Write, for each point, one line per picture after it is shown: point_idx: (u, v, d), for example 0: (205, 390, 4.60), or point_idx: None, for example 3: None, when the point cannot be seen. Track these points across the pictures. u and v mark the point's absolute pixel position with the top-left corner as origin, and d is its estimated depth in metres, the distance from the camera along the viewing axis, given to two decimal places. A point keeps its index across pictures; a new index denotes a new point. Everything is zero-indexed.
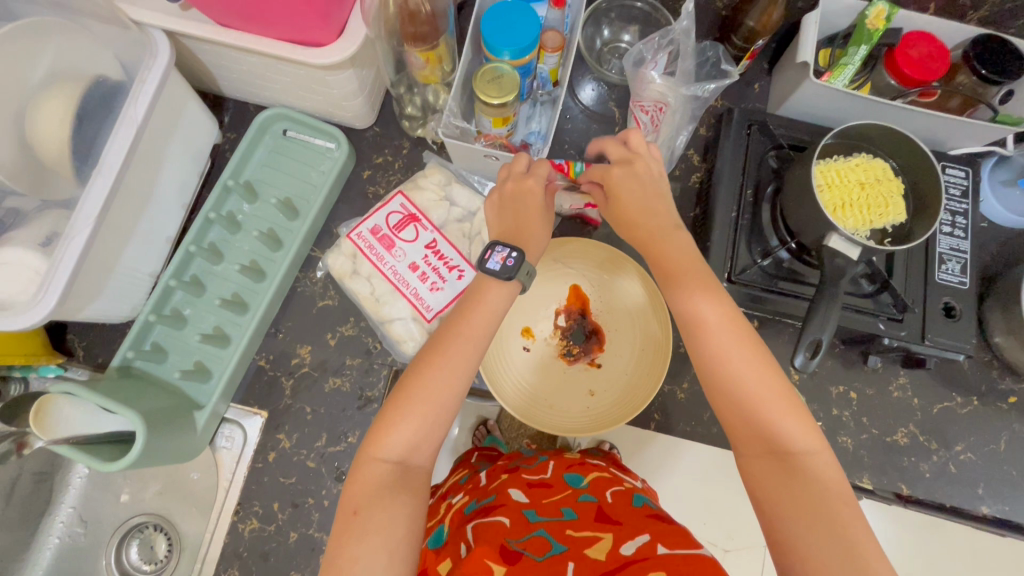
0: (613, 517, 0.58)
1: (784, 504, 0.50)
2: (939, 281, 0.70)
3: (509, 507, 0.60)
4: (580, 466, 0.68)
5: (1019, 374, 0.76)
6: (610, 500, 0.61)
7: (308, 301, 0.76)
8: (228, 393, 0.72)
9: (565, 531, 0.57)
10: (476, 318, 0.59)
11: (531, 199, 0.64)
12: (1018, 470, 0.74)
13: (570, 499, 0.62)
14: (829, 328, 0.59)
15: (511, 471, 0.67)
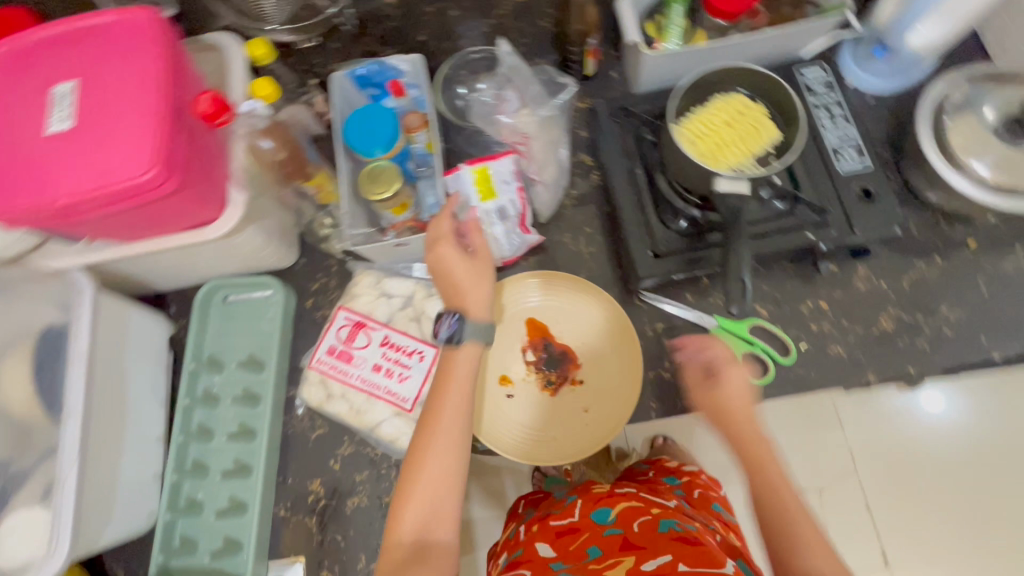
0: (635, 543, 0.56)
1: None
2: (844, 172, 0.72)
3: (535, 562, 0.60)
4: (608, 498, 0.66)
5: (965, 218, 0.78)
6: (637, 529, 0.59)
7: (303, 438, 0.80)
8: (262, 553, 0.75)
9: (587, 568, 0.56)
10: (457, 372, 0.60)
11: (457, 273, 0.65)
12: (1009, 307, 0.74)
13: (597, 537, 0.60)
14: (744, 265, 0.64)
15: (542, 523, 0.67)
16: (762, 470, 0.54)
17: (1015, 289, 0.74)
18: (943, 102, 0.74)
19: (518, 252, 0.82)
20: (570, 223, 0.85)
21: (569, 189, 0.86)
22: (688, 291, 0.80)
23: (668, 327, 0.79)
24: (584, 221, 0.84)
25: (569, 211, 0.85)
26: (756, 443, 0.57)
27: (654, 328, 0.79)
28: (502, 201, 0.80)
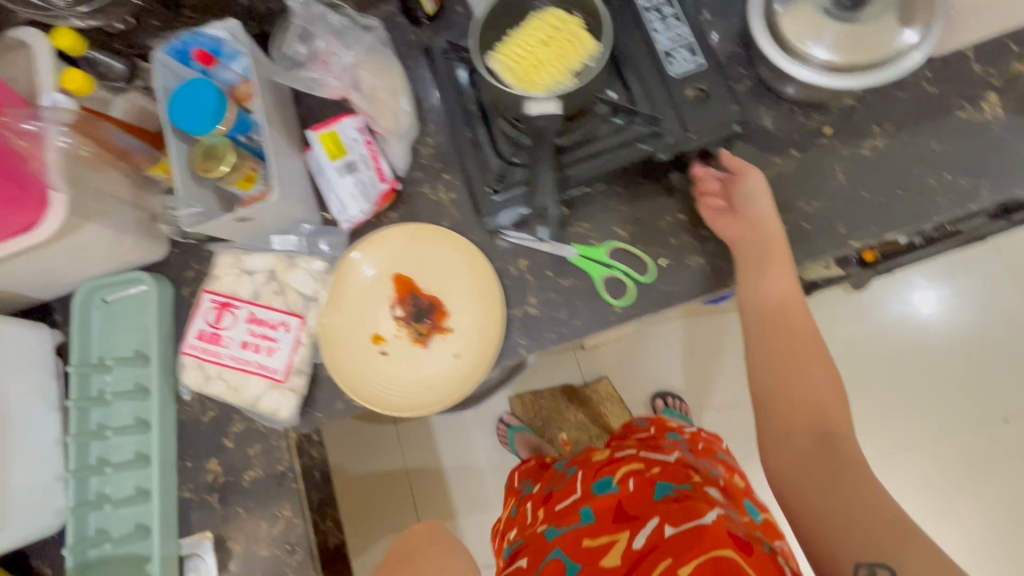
0: (631, 513, 0.74)
1: (818, 474, 0.60)
2: (675, 75, 0.69)
3: (532, 545, 0.78)
4: (608, 468, 0.83)
5: (820, 105, 0.75)
6: (630, 490, 0.77)
7: (196, 423, 0.82)
8: (169, 534, 0.78)
9: (580, 543, 0.73)
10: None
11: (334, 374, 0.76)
12: (869, 190, 0.71)
13: (588, 500, 0.78)
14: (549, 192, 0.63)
15: (547, 501, 0.84)
16: (797, 359, 0.67)
17: (875, 171, 0.72)
18: None
19: (375, 204, 0.81)
20: (428, 172, 0.83)
21: (424, 138, 0.84)
22: None
23: (532, 263, 0.77)
24: (442, 168, 0.83)
25: (426, 161, 0.83)
26: (779, 348, 0.68)
27: (517, 265, 0.78)
28: (352, 157, 0.80)
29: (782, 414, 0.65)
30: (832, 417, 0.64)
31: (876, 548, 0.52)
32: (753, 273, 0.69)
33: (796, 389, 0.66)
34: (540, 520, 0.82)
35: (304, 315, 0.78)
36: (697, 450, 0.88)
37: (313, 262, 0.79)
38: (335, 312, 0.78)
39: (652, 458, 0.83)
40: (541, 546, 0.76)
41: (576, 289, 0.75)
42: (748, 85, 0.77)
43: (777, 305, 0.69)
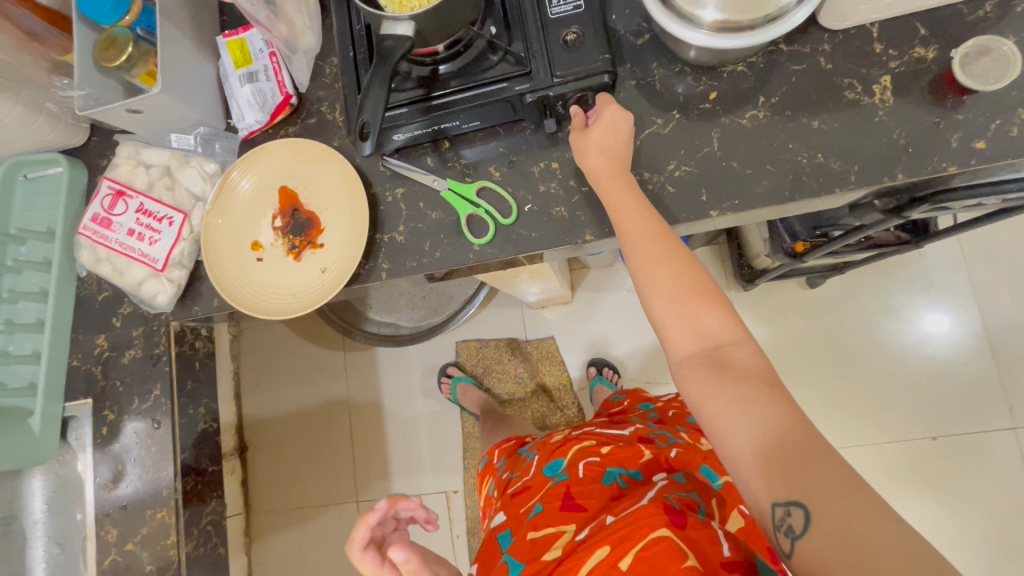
0: (578, 502, 0.75)
1: (727, 407, 0.54)
2: (554, 16, 0.68)
3: (492, 540, 0.79)
4: (561, 449, 0.86)
5: (712, 68, 0.73)
6: (580, 477, 0.79)
7: (91, 300, 0.88)
8: (55, 394, 0.86)
9: (529, 536, 0.73)
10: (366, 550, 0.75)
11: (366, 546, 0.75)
12: (739, 161, 0.71)
13: (542, 495, 0.79)
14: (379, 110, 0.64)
15: (508, 490, 0.87)
16: (670, 290, 0.60)
17: (748, 142, 0.71)
18: None
19: (271, 115, 0.83)
20: (329, 91, 0.84)
21: (330, 57, 0.85)
22: (431, 156, 0.80)
23: (407, 192, 0.79)
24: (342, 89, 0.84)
25: (329, 80, 0.85)
26: (658, 277, 0.61)
27: (394, 193, 0.80)
28: (255, 68, 0.82)
29: (673, 349, 0.59)
30: (720, 340, 0.57)
31: (790, 484, 0.47)
32: (625, 205, 0.65)
33: (686, 318, 0.59)
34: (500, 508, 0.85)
35: (188, 213, 0.82)
36: (664, 418, 0.92)
37: (206, 163, 0.83)
38: (220, 215, 0.82)
39: (604, 438, 0.86)
40: (498, 551, 0.76)
41: (443, 223, 0.78)
42: (648, 38, 0.75)
43: (655, 237, 0.62)
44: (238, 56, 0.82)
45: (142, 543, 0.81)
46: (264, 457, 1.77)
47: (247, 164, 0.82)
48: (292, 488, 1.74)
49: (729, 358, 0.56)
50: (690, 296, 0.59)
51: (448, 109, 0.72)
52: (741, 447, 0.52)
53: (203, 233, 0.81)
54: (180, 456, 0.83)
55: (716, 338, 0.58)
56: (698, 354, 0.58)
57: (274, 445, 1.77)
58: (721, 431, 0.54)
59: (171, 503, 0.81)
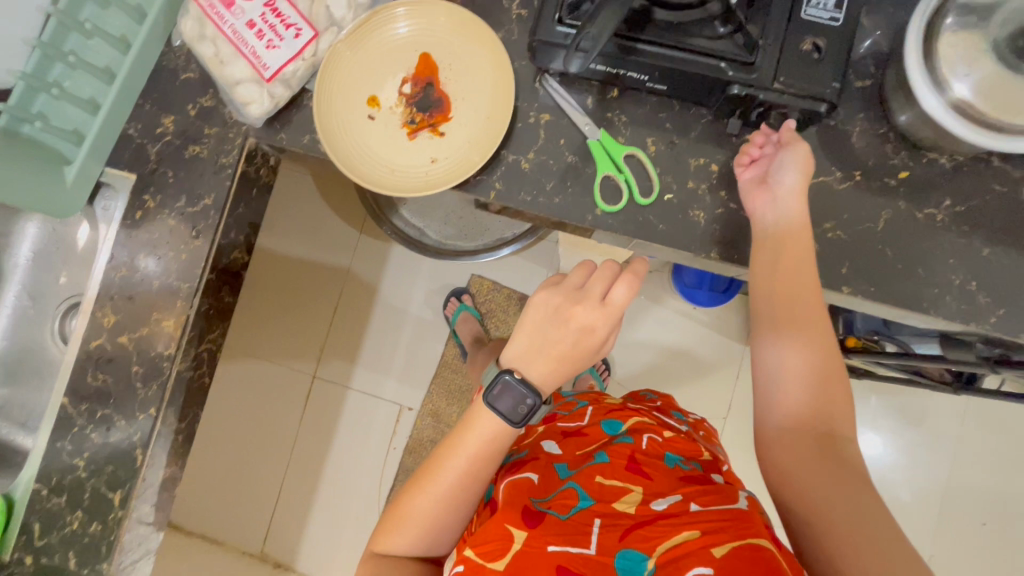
0: (644, 470, 0.73)
1: (823, 480, 0.54)
2: (804, 17, 0.61)
3: (541, 465, 0.79)
4: (621, 414, 0.88)
5: (914, 147, 0.67)
6: (643, 447, 0.78)
7: (172, 75, 0.79)
8: (99, 155, 0.78)
9: (594, 481, 0.73)
10: (576, 327, 0.69)
11: (581, 329, 0.69)
12: (894, 251, 0.67)
13: (605, 447, 0.79)
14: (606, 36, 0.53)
15: (556, 426, 0.90)
16: (811, 355, 0.59)
17: (913, 237, 0.67)
18: None
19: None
20: None
21: None
22: (592, 96, 0.73)
23: (552, 122, 0.73)
24: None
25: None
26: (809, 334, 0.60)
27: (538, 116, 0.73)
28: None
29: (782, 410, 0.59)
30: (832, 423, 0.58)
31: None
32: (784, 240, 0.61)
33: (811, 388, 0.58)
34: (552, 440, 0.86)
35: (319, 34, 0.73)
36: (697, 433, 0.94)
37: None
38: (351, 51, 0.74)
39: (664, 425, 0.87)
40: (553, 478, 0.76)
41: (575, 171, 0.72)
42: (868, 86, 0.69)
43: (805, 290, 0.60)
44: None
45: (138, 341, 0.76)
46: (281, 291, 1.71)
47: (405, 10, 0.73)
48: (292, 335, 1.70)
49: (838, 444, 0.57)
50: (824, 371, 0.59)
51: (646, 61, 0.64)
52: (835, 516, 0.51)
53: (326, 63, 0.72)
54: (207, 276, 0.77)
55: (832, 423, 0.58)
56: (805, 428, 0.58)
57: (294, 285, 1.72)
58: (806, 494, 0.54)
59: (182, 317, 0.76)
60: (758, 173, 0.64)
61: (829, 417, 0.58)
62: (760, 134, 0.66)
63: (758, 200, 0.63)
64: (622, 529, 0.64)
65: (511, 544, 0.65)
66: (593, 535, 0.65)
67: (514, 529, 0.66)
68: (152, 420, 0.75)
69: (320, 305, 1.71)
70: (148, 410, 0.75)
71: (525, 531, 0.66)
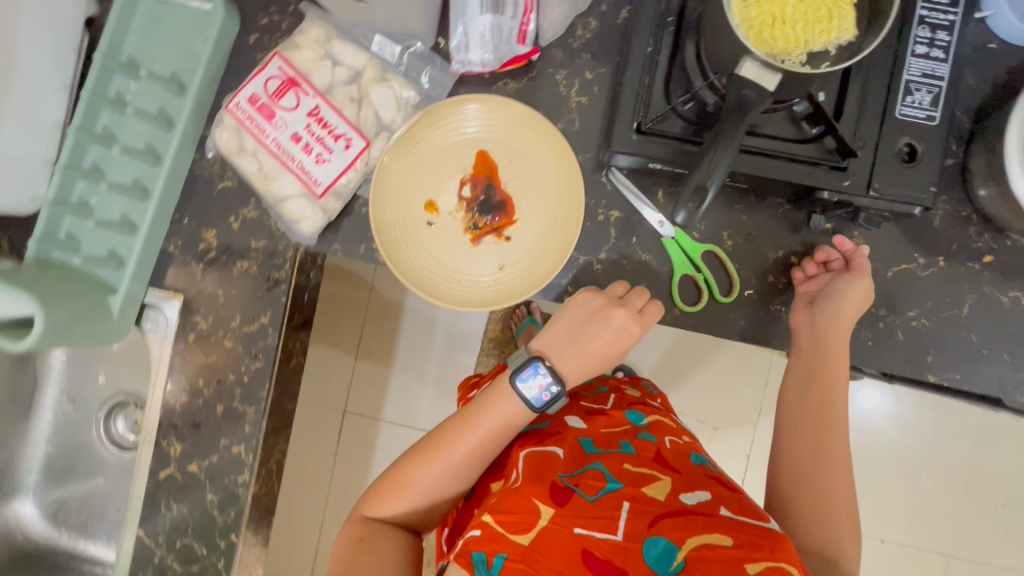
0: (672, 464, 0.65)
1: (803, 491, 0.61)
2: (899, 117, 0.58)
3: (565, 439, 0.69)
4: (642, 407, 0.77)
5: (1000, 229, 0.66)
6: (668, 445, 0.69)
7: (208, 185, 0.74)
8: (141, 278, 0.73)
9: (622, 467, 0.64)
10: (609, 334, 0.65)
11: (615, 335, 0.65)
12: (979, 336, 0.66)
13: (628, 436, 0.69)
14: (718, 172, 0.51)
15: (574, 402, 0.79)
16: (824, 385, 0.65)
17: (998, 322, 0.66)
18: None
19: (502, 63, 0.69)
20: (572, 59, 0.70)
21: (589, 17, 0.70)
22: (662, 188, 0.69)
23: (622, 219, 0.70)
24: (589, 64, 0.70)
25: (576, 46, 0.70)
26: (823, 356, 0.65)
27: (607, 214, 0.70)
28: None
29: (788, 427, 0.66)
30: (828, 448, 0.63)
31: None
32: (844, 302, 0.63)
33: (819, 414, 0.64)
34: (576, 416, 0.75)
35: (370, 142, 0.68)
36: None
37: (406, 89, 0.68)
38: (409, 155, 0.69)
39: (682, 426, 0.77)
40: (574, 451, 0.67)
41: (649, 269, 0.69)
42: (950, 164, 0.67)
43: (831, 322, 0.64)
44: None
45: (209, 469, 0.74)
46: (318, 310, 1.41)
47: (460, 106, 0.68)
48: None
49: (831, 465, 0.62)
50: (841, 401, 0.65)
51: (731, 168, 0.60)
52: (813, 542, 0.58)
53: (380, 173, 0.67)
54: (271, 395, 0.75)
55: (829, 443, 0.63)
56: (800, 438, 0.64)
57: (334, 308, 1.41)
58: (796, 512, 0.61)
59: (251, 441, 0.74)
60: (813, 291, 0.66)
61: (826, 429, 0.64)
62: (823, 250, 0.66)
63: (801, 319, 0.66)
64: (652, 514, 0.57)
65: (537, 519, 0.58)
66: (621, 519, 0.57)
67: (541, 504, 0.59)
68: (234, 546, 0.74)
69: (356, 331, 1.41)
70: (229, 537, 0.74)
71: (551, 507, 0.58)
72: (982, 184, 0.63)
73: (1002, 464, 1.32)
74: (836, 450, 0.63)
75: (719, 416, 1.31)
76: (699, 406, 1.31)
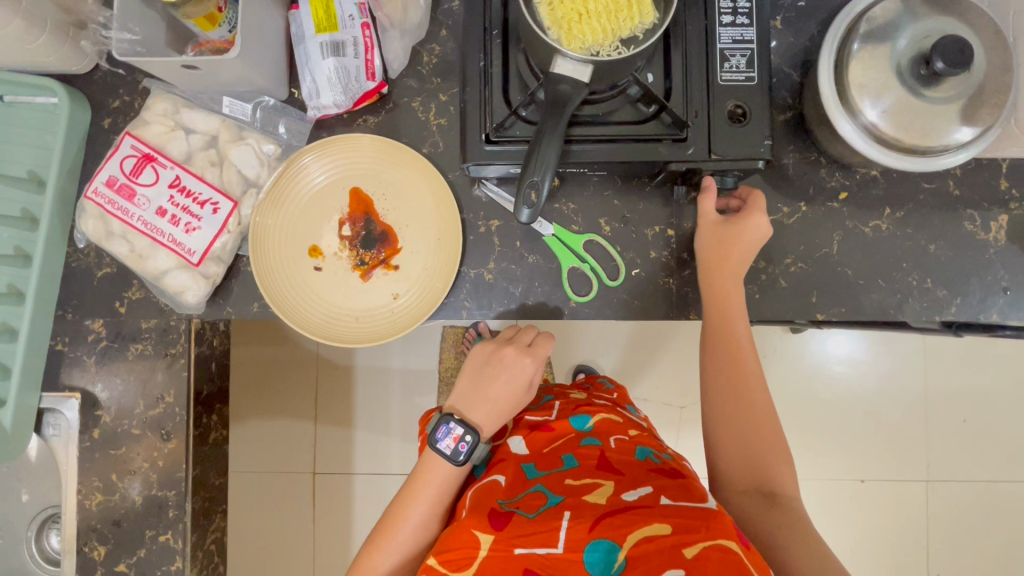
0: (616, 466, 0.65)
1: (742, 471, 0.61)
2: (723, 83, 0.62)
3: (509, 465, 0.68)
4: (587, 408, 0.76)
5: (847, 166, 0.70)
6: (613, 445, 0.68)
7: (86, 275, 0.72)
8: (32, 383, 0.71)
9: (563, 482, 0.64)
10: (508, 373, 0.71)
11: (511, 372, 0.71)
12: (854, 269, 0.70)
13: (571, 446, 0.69)
14: (551, 167, 0.54)
15: (519, 419, 0.78)
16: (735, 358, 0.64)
17: (867, 253, 0.70)
18: (860, 20, 0.61)
19: (354, 101, 0.70)
20: (424, 85, 0.72)
21: (431, 42, 0.72)
22: None
23: (503, 226, 0.71)
24: (441, 87, 0.72)
25: (425, 72, 0.73)
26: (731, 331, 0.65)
27: (487, 224, 0.71)
28: (342, 36, 0.67)
29: (714, 408, 0.65)
30: (752, 418, 0.63)
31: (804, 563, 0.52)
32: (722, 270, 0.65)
33: (740, 389, 0.64)
34: (520, 436, 0.73)
35: (238, 202, 0.68)
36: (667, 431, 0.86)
37: (265, 143, 0.69)
38: (280, 207, 0.69)
39: (629, 420, 0.77)
40: (520, 480, 0.66)
41: (540, 269, 0.71)
42: (790, 117, 0.71)
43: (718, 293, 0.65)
44: (323, 21, 0.67)
45: (140, 564, 0.71)
46: (264, 377, 1.38)
47: (318, 151, 0.69)
48: None
49: (762, 438, 0.62)
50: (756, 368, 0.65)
51: (586, 160, 0.63)
52: (755, 521, 0.57)
53: (255, 229, 0.67)
54: (192, 473, 0.72)
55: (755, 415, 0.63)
56: (727, 415, 0.64)
57: (278, 370, 1.38)
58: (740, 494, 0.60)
59: (178, 526, 0.71)
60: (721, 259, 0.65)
61: (749, 400, 0.64)
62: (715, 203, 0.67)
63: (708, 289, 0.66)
64: (591, 519, 0.58)
65: (477, 551, 0.57)
66: (563, 530, 0.57)
67: (479, 534, 0.58)
68: None
69: (309, 388, 1.39)
70: None
71: (492, 534, 0.58)
72: (819, 129, 0.67)
73: (948, 382, 1.38)
74: (760, 412, 0.63)
75: (682, 393, 1.33)
76: (655, 388, 1.33)
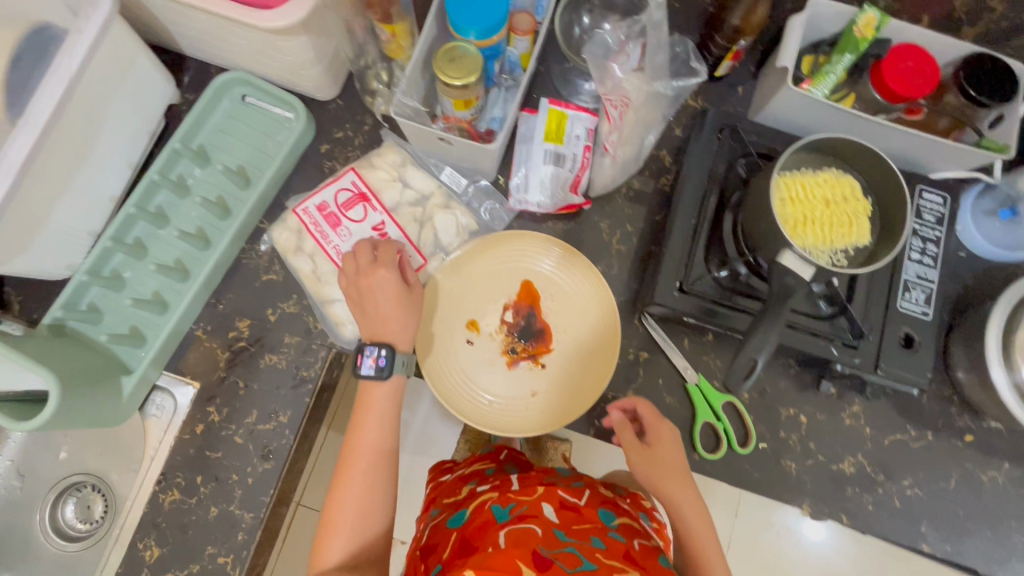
0: (641, 563, 0.58)
1: None
2: (900, 309, 0.67)
3: (543, 520, 0.62)
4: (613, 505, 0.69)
5: (978, 412, 0.74)
6: (637, 546, 0.61)
7: (251, 275, 0.75)
8: (160, 361, 0.71)
9: (596, 554, 0.57)
10: (376, 280, 0.64)
11: (375, 278, 0.64)
12: (964, 510, 0.72)
13: (600, 531, 0.62)
14: (767, 348, 0.55)
15: (549, 485, 0.69)
16: None
17: (979, 499, 0.72)
18: None
19: (555, 207, 0.76)
20: (616, 211, 0.78)
21: (634, 176, 0.79)
22: (688, 338, 0.75)
23: (651, 360, 0.74)
24: (630, 217, 0.78)
25: (619, 200, 0.79)
26: None
27: (637, 354, 0.74)
28: (566, 149, 0.74)
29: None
30: None
31: None
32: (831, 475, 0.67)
33: None
34: (552, 500, 0.66)
35: (427, 261, 0.74)
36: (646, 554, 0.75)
37: (466, 216, 0.75)
38: (461, 274, 0.73)
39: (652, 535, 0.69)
40: (551, 538, 0.59)
41: (674, 412, 0.73)
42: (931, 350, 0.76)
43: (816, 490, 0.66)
44: (552, 130, 0.74)
45: None
46: None
47: (524, 241, 0.74)
48: None
49: None
50: None
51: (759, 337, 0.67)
52: None
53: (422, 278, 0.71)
54: (275, 500, 0.70)
55: None
56: None
57: None
58: None
59: (242, 552, 0.68)
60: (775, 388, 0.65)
61: None
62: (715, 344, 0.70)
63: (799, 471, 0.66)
64: None
65: None
66: None
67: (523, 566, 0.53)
68: None
69: None
70: None
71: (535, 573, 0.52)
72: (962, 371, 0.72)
73: None
74: None
75: None
76: None
